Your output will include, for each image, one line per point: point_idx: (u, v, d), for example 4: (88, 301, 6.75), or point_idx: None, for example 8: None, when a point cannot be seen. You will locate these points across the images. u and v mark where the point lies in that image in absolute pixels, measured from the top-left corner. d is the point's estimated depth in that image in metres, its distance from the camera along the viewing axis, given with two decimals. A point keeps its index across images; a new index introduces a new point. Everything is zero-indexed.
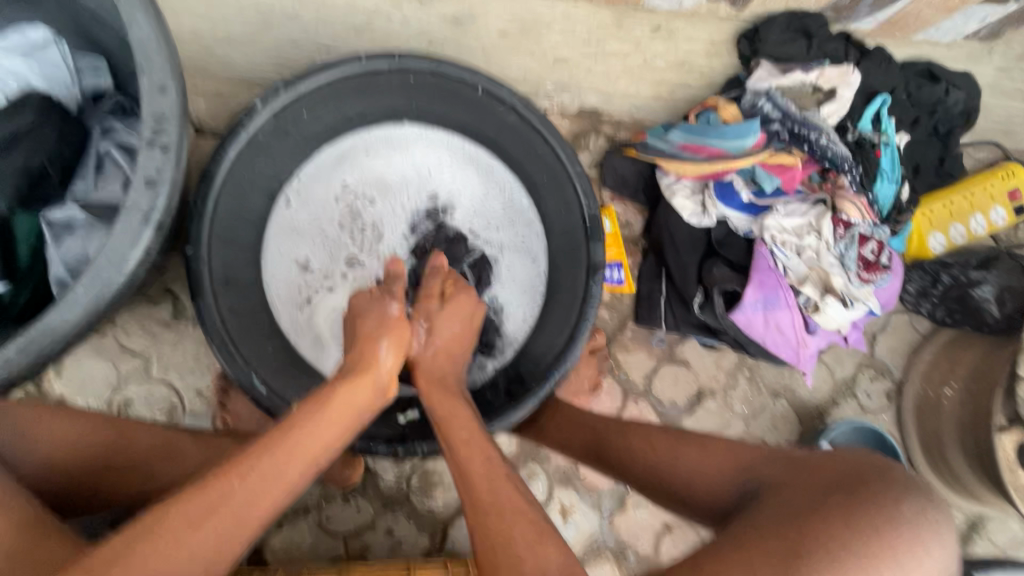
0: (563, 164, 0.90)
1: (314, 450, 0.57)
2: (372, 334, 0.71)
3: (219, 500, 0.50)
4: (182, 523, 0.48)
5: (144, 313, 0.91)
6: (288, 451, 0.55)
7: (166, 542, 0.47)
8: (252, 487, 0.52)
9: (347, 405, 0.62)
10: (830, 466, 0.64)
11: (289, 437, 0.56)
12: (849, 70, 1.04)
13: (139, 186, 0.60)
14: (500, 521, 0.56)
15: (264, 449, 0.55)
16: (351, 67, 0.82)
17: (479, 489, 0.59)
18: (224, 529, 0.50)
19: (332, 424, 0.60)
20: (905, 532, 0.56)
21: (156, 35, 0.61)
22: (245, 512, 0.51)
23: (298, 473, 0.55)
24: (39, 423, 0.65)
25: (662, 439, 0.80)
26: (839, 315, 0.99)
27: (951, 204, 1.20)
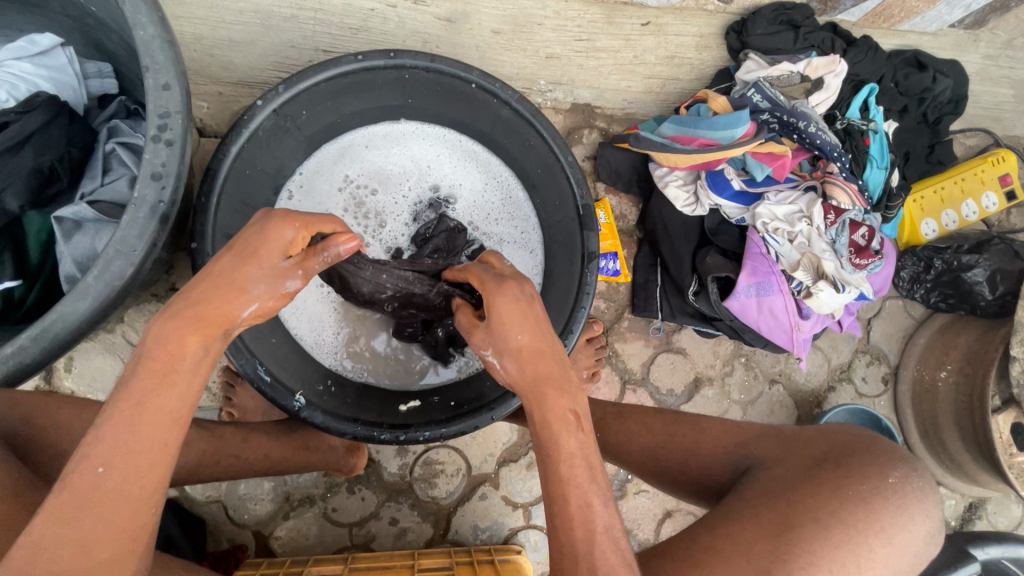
0: (556, 155, 0.89)
1: (173, 415, 0.52)
2: (246, 287, 0.56)
3: (93, 490, 0.48)
4: (60, 521, 0.47)
5: (151, 310, 0.94)
6: (137, 428, 0.50)
7: (55, 543, 0.46)
8: (115, 475, 0.49)
9: (183, 356, 0.52)
10: (818, 441, 0.66)
11: (134, 410, 0.50)
12: (836, 60, 1.06)
13: (144, 180, 0.62)
14: (586, 537, 0.55)
15: (116, 432, 0.49)
16: (347, 65, 0.81)
17: (568, 499, 0.56)
18: (114, 514, 0.49)
19: (189, 382, 0.53)
20: (893, 501, 0.58)
21: (160, 35, 0.63)
22: (129, 497, 0.49)
23: (159, 441, 0.51)
24: (46, 413, 0.67)
25: (657, 422, 0.81)
26: (832, 299, 0.99)
27: (942, 189, 1.21)
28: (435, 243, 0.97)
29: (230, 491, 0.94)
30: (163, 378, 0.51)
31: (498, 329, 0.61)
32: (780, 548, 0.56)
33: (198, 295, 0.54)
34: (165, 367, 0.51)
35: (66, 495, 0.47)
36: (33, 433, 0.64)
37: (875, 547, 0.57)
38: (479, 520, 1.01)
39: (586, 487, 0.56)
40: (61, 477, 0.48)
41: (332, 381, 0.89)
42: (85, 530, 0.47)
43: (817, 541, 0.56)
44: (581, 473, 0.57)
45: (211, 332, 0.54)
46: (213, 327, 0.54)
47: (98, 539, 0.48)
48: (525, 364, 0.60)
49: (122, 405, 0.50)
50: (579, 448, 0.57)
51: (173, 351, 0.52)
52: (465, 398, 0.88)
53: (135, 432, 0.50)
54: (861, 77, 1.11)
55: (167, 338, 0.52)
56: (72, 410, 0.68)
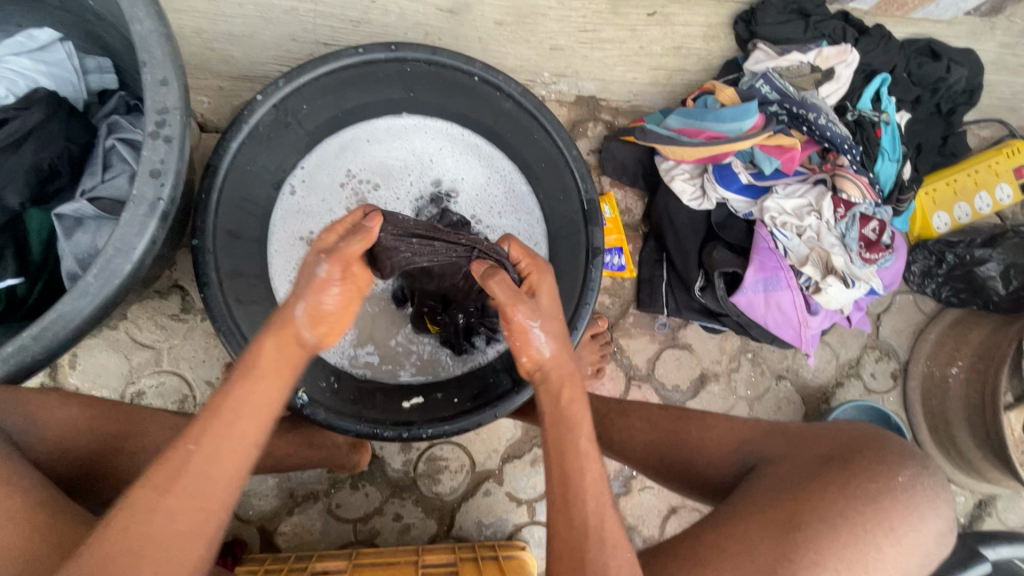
0: (560, 149, 0.88)
1: (259, 407, 0.55)
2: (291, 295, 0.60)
3: (180, 468, 0.50)
4: (153, 490, 0.49)
5: (154, 306, 0.94)
6: (230, 415, 0.54)
7: (141, 511, 0.48)
8: (202, 457, 0.51)
9: (276, 360, 0.58)
10: (825, 438, 0.64)
11: (230, 399, 0.55)
12: (847, 50, 1.03)
13: (144, 177, 0.61)
14: (597, 512, 0.56)
15: (209, 415, 0.53)
16: (347, 58, 0.80)
17: (585, 479, 0.58)
18: (196, 492, 0.50)
19: (270, 382, 0.57)
20: (901, 500, 0.57)
21: (157, 29, 0.63)
22: (208, 480, 0.51)
23: (247, 432, 0.54)
24: (52, 412, 0.66)
25: (661, 416, 0.79)
26: (840, 295, 0.98)
27: (954, 181, 1.19)
28: None
29: None
30: (255, 376, 0.56)
31: (546, 313, 0.64)
32: (787, 546, 0.55)
33: (278, 310, 0.60)
34: (250, 367, 0.57)
35: (159, 472, 0.50)
36: (35, 430, 0.64)
37: (884, 548, 0.56)
38: (483, 516, 1.01)
39: (593, 466, 0.58)
40: (158, 460, 0.51)
41: (335, 377, 0.89)
42: (173, 502, 0.49)
43: (824, 540, 0.55)
44: (593, 454, 0.60)
45: (288, 342, 0.59)
46: (287, 335, 0.59)
47: (179, 516, 0.49)
48: (562, 349, 0.64)
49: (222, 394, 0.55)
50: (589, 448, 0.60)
51: (256, 353, 0.58)
52: (468, 394, 0.88)
53: (224, 416, 0.54)
54: (873, 68, 1.09)
55: (260, 348, 0.58)
56: (78, 406, 0.68)
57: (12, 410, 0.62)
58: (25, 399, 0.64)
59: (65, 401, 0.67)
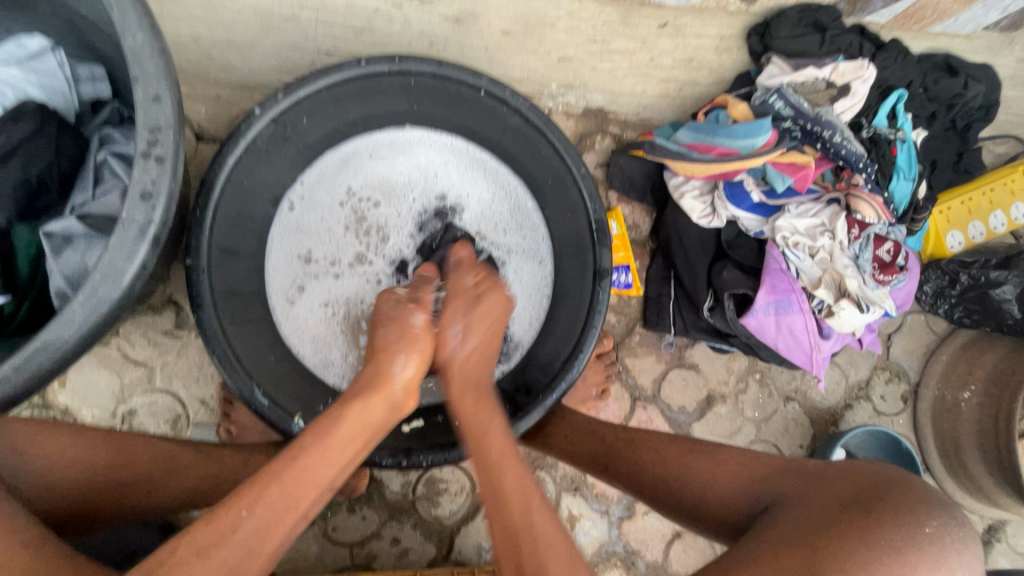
0: (568, 167, 0.86)
1: (321, 480, 0.57)
2: (389, 346, 0.68)
3: (228, 531, 0.50)
4: (193, 554, 0.49)
5: (147, 322, 0.91)
6: (293, 481, 0.55)
7: (178, 573, 0.47)
8: (262, 519, 0.52)
9: (359, 422, 0.61)
10: (844, 481, 0.60)
11: (300, 463, 0.56)
12: (864, 65, 0.99)
13: (134, 200, 0.58)
14: (524, 518, 0.56)
15: (266, 478, 0.54)
16: (349, 70, 0.78)
17: (506, 486, 0.59)
18: (234, 563, 0.50)
19: (342, 449, 0.59)
20: (928, 552, 0.52)
21: (149, 43, 0.60)
22: (260, 538, 0.51)
23: (308, 503, 0.55)
24: (39, 445, 0.63)
25: (671, 449, 0.76)
26: (854, 319, 0.95)
27: (970, 200, 1.16)
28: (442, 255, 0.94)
29: None
30: (327, 439, 0.58)
31: (468, 325, 0.71)
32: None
33: (371, 371, 0.67)
34: (323, 429, 0.59)
35: (204, 531, 0.50)
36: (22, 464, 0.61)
37: None
38: (483, 540, 0.98)
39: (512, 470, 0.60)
40: (204, 519, 0.51)
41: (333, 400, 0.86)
42: (207, 571, 0.48)
43: None
44: (511, 461, 0.61)
45: (378, 400, 0.64)
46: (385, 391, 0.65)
47: None
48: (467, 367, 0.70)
49: (296, 455, 0.56)
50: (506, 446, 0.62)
51: (335, 418, 0.60)
52: None
53: (283, 482, 0.54)
54: (890, 83, 1.05)
55: (347, 413, 0.61)
56: (66, 439, 0.65)
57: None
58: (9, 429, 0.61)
59: (54, 432, 0.64)
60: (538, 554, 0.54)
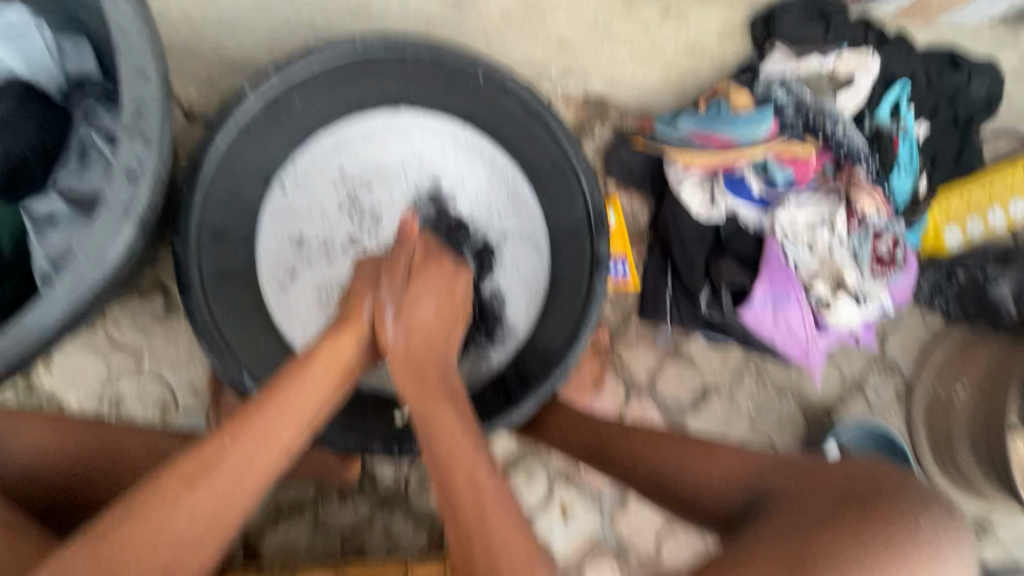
0: (566, 154, 0.89)
1: (306, 412, 0.58)
2: (363, 291, 0.68)
3: (212, 462, 0.52)
4: (180, 482, 0.51)
5: (134, 306, 0.89)
6: (275, 415, 0.56)
7: (166, 500, 0.49)
8: (246, 452, 0.53)
9: (335, 360, 0.62)
10: (835, 476, 0.60)
11: (280, 400, 0.56)
12: (867, 53, 0.99)
13: (119, 179, 0.57)
14: (468, 496, 0.52)
15: (248, 412, 0.55)
16: (344, 50, 0.81)
17: (455, 470, 0.54)
18: (221, 492, 0.51)
19: (325, 378, 0.60)
20: (920, 550, 0.52)
21: (134, 15, 0.58)
22: (240, 475, 0.52)
23: (292, 437, 0.56)
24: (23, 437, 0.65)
25: (664, 442, 0.76)
26: (851, 312, 0.95)
27: (970, 195, 1.13)
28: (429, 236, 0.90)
29: None
30: (309, 372, 0.60)
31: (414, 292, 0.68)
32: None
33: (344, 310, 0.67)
34: (303, 363, 0.60)
35: (191, 462, 0.52)
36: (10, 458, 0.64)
37: None
38: None
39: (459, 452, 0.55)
40: (195, 448, 0.53)
41: None
42: (200, 500, 0.50)
43: None
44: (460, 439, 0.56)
45: (351, 339, 0.64)
46: (352, 330, 0.65)
47: (206, 513, 0.50)
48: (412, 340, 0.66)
49: (280, 387, 0.57)
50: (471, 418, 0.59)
51: (312, 355, 0.61)
52: None
53: (264, 415, 0.55)
54: (893, 74, 1.04)
55: (323, 350, 0.62)
56: (51, 426, 0.67)
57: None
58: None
59: (36, 424, 0.66)
60: (482, 524, 0.51)
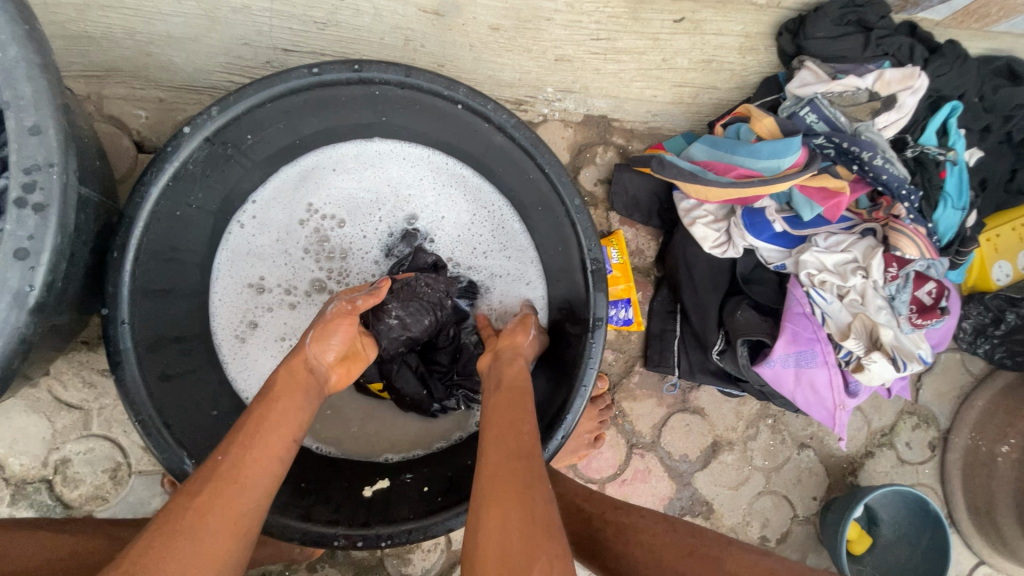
0: (559, 195, 0.72)
1: (288, 427, 0.59)
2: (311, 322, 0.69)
3: (211, 472, 0.53)
4: (186, 495, 0.51)
5: (81, 361, 0.80)
6: (258, 429, 0.57)
7: (176, 512, 0.50)
8: (235, 463, 0.54)
9: (292, 385, 0.63)
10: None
11: (258, 416, 0.59)
12: (915, 73, 0.84)
13: (5, 260, 0.47)
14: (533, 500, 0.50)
15: (239, 427, 0.58)
16: (298, 79, 0.65)
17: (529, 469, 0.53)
18: (226, 493, 0.52)
19: (290, 400, 0.61)
20: None
21: (26, 58, 0.48)
22: (235, 481, 0.53)
23: (281, 449, 0.58)
24: None
25: (667, 546, 0.64)
26: (885, 372, 0.81)
27: (1021, 226, 1.01)
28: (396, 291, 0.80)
29: None
30: (273, 395, 0.60)
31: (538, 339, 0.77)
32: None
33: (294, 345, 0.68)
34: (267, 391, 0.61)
35: (191, 482, 0.53)
36: None
37: None
38: None
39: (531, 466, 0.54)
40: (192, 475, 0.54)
41: None
42: (201, 503, 0.50)
43: None
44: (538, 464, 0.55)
45: (298, 369, 0.64)
46: (297, 363, 0.65)
47: (210, 512, 0.50)
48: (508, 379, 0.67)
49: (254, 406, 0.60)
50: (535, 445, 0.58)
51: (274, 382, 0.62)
52: (440, 485, 0.75)
53: (252, 427, 0.57)
54: (941, 94, 0.90)
55: (279, 374, 0.63)
56: None
57: None
58: None
59: None
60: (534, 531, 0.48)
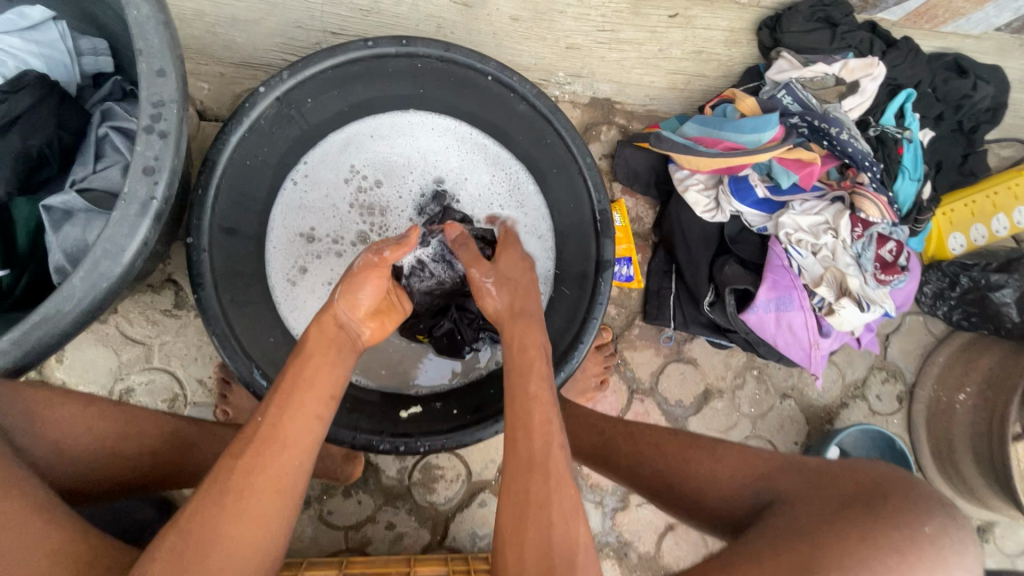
0: (574, 156, 0.84)
1: (320, 388, 0.64)
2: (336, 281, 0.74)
3: (252, 435, 0.58)
4: (232, 455, 0.57)
5: (146, 301, 0.90)
6: (291, 395, 0.62)
7: (224, 472, 0.55)
8: (273, 425, 0.59)
9: (324, 345, 0.68)
10: (848, 478, 0.57)
11: (291, 381, 0.63)
12: (874, 62, 0.99)
13: (136, 175, 0.58)
14: (544, 487, 0.58)
15: (274, 393, 0.62)
16: (356, 51, 0.77)
17: (533, 416, 0.63)
18: (270, 455, 0.57)
19: (322, 358, 0.67)
20: (928, 555, 0.49)
21: (154, 15, 0.59)
22: (276, 443, 0.58)
23: (316, 408, 0.62)
24: (51, 410, 0.60)
25: (671, 445, 0.75)
26: (855, 317, 0.94)
27: (974, 203, 1.16)
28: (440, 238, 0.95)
29: None
30: (306, 356, 0.66)
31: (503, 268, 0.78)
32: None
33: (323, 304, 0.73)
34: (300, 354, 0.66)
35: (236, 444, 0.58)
36: (34, 428, 0.58)
37: None
38: (477, 527, 0.98)
39: (535, 442, 0.61)
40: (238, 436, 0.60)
41: None
42: (248, 462, 0.56)
43: None
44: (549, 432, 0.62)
45: (329, 327, 0.70)
46: (329, 319, 0.70)
47: (257, 472, 0.55)
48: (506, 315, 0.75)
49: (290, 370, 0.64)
50: (545, 422, 0.63)
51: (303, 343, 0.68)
52: (468, 407, 0.85)
53: (284, 392, 0.62)
54: (898, 82, 1.05)
55: (311, 334, 0.69)
56: (77, 403, 0.62)
57: (37, 411, 0.59)
58: (20, 394, 0.58)
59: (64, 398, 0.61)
60: (545, 504, 0.57)
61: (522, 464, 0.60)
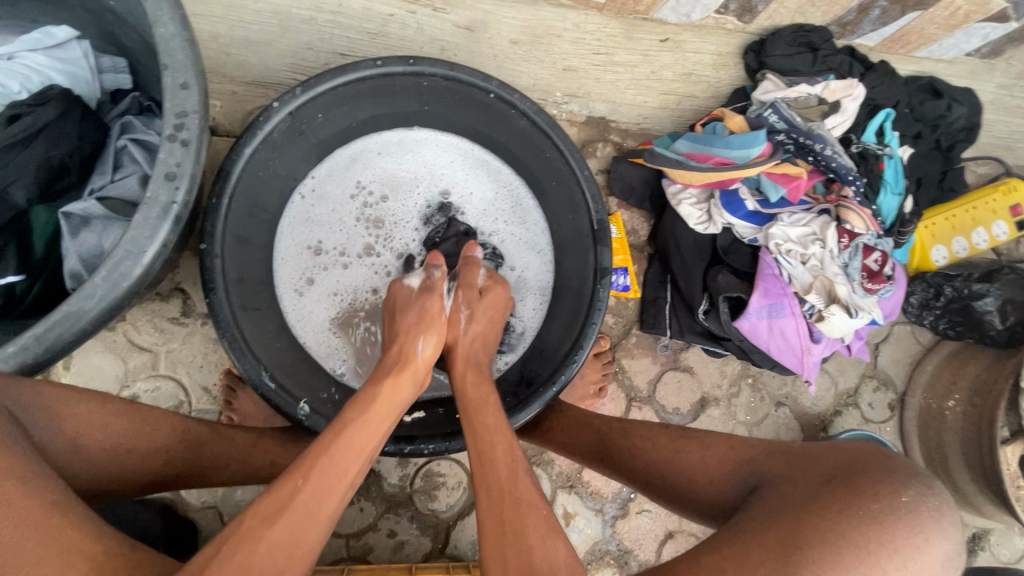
0: (572, 169, 0.88)
1: (365, 447, 0.60)
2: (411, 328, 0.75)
3: (288, 499, 0.53)
4: (261, 519, 0.51)
5: (154, 308, 0.92)
6: (338, 455, 0.57)
7: (250, 538, 0.50)
8: (313, 495, 0.54)
9: (389, 399, 0.66)
10: (828, 457, 0.62)
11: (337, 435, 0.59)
12: (854, 83, 1.05)
13: (158, 181, 0.61)
14: (517, 517, 0.57)
15: (317, 449, 0.57)
16: (366, 69, 0.81)
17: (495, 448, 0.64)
18: (297, 527, 0.52)
19: (380, 419, 0.63)
20: (907, 521, 0.53)
21: (180, 34, 0.63)
22: (315, 511, 0.53)
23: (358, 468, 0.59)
24: (70, 407, 0.61)
25: (663, 436, 0.78)
26: (844, 324, 0.98)
27: (953, 217, 1.21)
28: (444, 249, 0.98)
29: (227, 497, 0.94)
30: (365, 415, 0.62)
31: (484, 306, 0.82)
32: (789, 568, 0.52)
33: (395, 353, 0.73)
34: (362, 406, 0.63)
35: (268, 500, 0.53)
36: (53, 425, 0.59)
37: (889, 572, 0.52)
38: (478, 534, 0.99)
39: (502, 470, 0.62)
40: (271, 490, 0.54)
41: (336, 389, 0.89)
42: (273, 533, 0.50)
43: (829, 561, 0.51)
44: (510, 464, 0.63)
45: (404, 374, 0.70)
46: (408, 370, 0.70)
47: (288, 542, 0.51)
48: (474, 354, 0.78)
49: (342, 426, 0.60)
50: (507, 452, 0.64)
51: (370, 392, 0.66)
52: None
53: (331, 452, 0.57)
54: (877, 102, 1.10)
55: (381, 387, 0.66)
56: (94, 403, 0.63)
57: (55, 410, 0.60)
58: (41, 392, 0.59)
59: (83, 397, 0.62)
60: (520, 541, 0.55)
61: (494, 495, 0.60)
